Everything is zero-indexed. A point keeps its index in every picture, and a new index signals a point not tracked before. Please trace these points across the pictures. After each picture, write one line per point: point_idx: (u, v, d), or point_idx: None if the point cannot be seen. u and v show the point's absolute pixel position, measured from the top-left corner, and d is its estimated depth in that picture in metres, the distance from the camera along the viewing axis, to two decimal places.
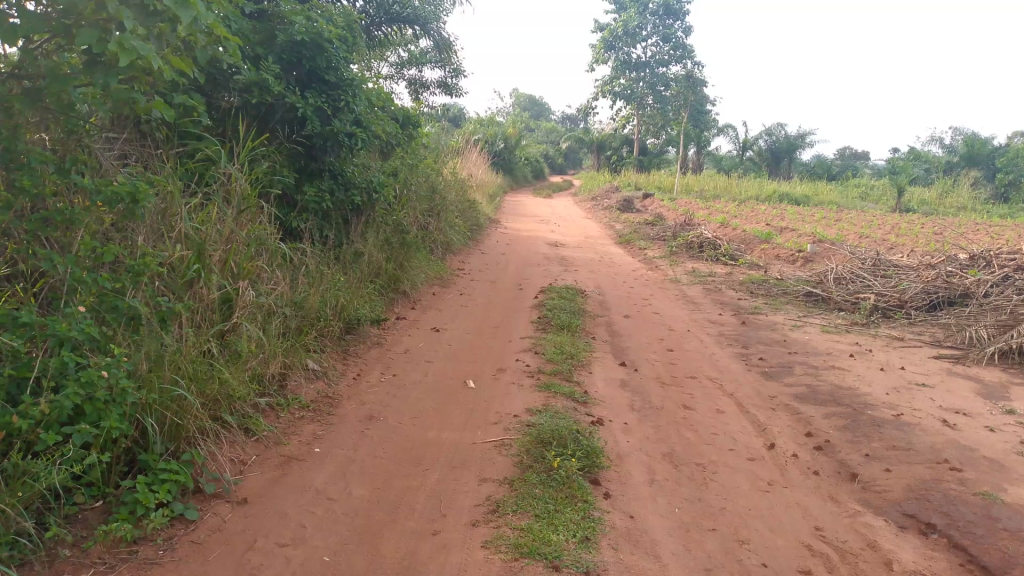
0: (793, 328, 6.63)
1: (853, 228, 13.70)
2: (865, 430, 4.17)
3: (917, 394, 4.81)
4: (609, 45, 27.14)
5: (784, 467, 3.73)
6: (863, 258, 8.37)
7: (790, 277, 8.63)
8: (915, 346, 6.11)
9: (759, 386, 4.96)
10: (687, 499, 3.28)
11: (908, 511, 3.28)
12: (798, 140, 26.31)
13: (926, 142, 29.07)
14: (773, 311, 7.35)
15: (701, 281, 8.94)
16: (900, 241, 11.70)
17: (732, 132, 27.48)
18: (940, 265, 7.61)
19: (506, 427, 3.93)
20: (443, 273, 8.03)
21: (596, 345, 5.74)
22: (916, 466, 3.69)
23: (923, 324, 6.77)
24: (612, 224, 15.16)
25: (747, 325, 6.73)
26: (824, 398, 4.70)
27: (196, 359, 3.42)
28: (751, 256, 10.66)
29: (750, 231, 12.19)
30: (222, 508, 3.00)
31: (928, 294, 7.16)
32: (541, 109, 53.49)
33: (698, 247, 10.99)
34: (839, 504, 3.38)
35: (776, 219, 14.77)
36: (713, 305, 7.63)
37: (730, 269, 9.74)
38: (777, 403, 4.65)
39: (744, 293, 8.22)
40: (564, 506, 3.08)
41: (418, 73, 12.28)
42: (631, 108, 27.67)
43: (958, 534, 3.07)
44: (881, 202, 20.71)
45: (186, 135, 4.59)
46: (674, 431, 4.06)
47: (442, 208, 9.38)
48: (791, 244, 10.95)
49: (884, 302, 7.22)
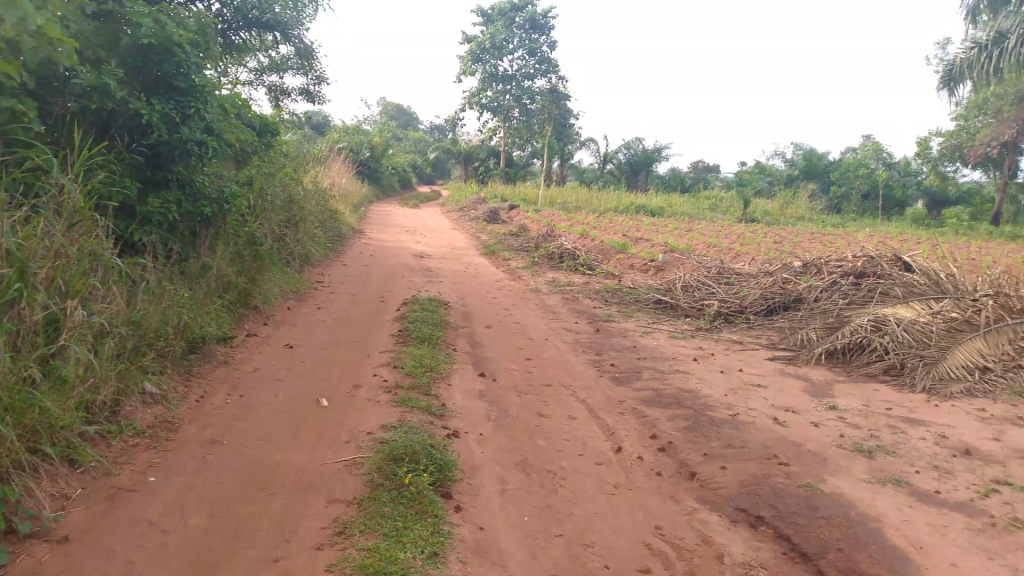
0: (643, 334, 6.93)
1: (701, 238, 14.52)
2: (704, 430, 4.40)
3: (752, 394, 5.13)
4: (475, 57, 27.42)
5: (629, 469, 3.87)
6: (708, 267, 8.85)
7: (643, 286, 9.00)
8: (752, 348, 6.54)
9: (610, 391, 5.14)
10: (536, 507, 3.34)
11: (741, 505, 3.49)
12: (654, 154, 27.62)
13: (771, 156, 31.21)
14: (626, 318, 7.64)
15: (560, 290, 9.17)
16: (744, 251, 12.45)
17: (593, 146, 28.49)
18: (776, 272, 8.17)
19: (357, 445, 3.86)
20: (300, 286, 7.80)
21: (456, 357, 5.75)
22: (748, 462, 3.94)
23: (760, 328, 7.26)
24: (477, 234, 15.31)
25: (601, 332, 6.97)
26: (669, 401, 4.93)
27: (14, 387, 3.14)
28: (608, 266, 11.06)
29: (608, 242, 12.64)
30: (40, 548, 2.77)
31: (765, 299, 7.66)
32: (408, 119, 53.45)
33: (558, 257, 11.27)
34: (679, 503, 3.53)
35: (633, 230, 15.41)
36: (570, 313, 7.85)
37: (588, 279, 10.06)
38: (625, 407, 4.82)
39: (599, 302, 8.49)
40: (412, 523, 3.06)
41: (279, 79, 11.92)
42: (497, 119, 28.06)
43: (783, 524, 3.29)
44: (728, 214, 22.05)
45: (12, 142, 4.25)
46: (527, 440, 4.13)
47: (301, 218, 9.11)
48: (645, 254, 11.46)
49: (725, 308, 7.67)
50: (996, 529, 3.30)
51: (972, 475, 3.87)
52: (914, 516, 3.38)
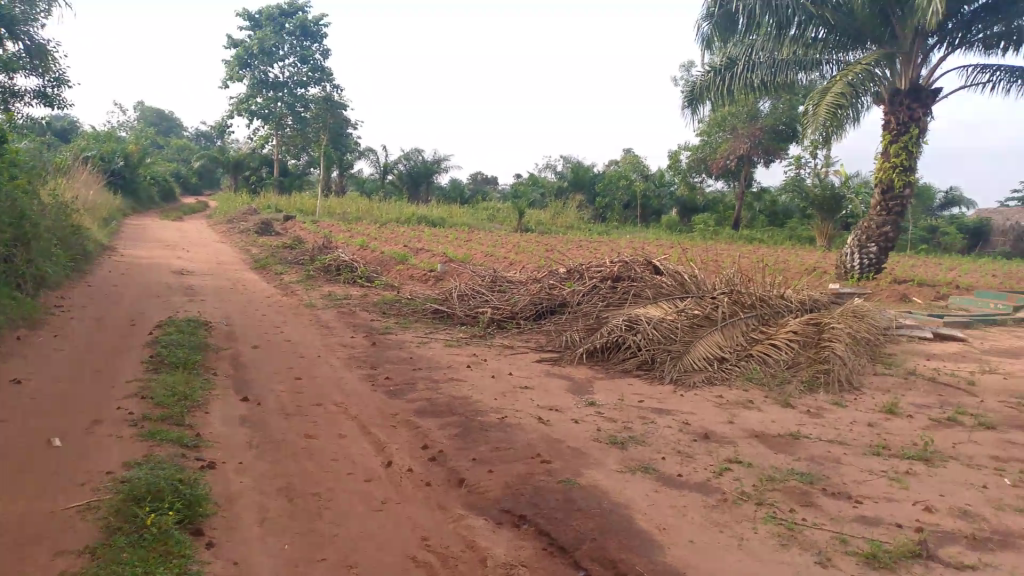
0: (418, 345, 6.97)
1: (479, 247, 14.92)
2: (473, 436, 4.50)
3: (520, 397, 5.32)
4: (244, 62, 26.13)
5: (398, 483, 3.85)
6: (482, 275, 9.08)
7: (419, 296, 9.05)
8: (522, 352, 6.80)
9: (382, 405, 5.10)
10: (298, 533, 3.22)
11: (505, 507, 3.60)
12: (433, 164, 27.89)
13: (544, 168, 32.66)
14: (402, 330, 7.64)
15: (336, 304, 8.97)
16: (518, 258, 12.98)
17: (372, 156, 28.34)
18: (544, 278, 8.54)
19: (95, 488, 3.49)
20: (35, 312, 6.95)
21: (218, 381, 5.41)
22: (513, 464, 4.08)
23: (530, 333, 7.58)
24: (249, 248, 14.59)
25: (376, 345, 6.90)
26: (440, 410, 4.98)
27: None
28: (386, 277, 11.01)
29: (386, 253, 12.59)
30: None
31: (534, 305, 8.00)
32: (171, 126, 49.78)
33: (335, 270, 11.04)
34: (446, 510, 3.57)
35: (412, 240, 15.49)
36: (345, 327, 7.69)
37: (365, 291, 9.95)
38: (397, 420, 4.80)
39: (375, 314, 8.41)
40: (156, 566, 2.82)
41: (6, 80, 10.57)
42: (270, 128, 26.95)
43: (543, 520, 3.44)
44: (504, 223, 22.86)
45: None
46: (292, 463, 3.98)
47: (36, 236, 8.13)
48: (423, 264, 11.56)
49: (498, 314, 7.92)
50: (727, 503, 3.70)
51: (708, 457, 4.30)
52: (659, 500, 3.69)
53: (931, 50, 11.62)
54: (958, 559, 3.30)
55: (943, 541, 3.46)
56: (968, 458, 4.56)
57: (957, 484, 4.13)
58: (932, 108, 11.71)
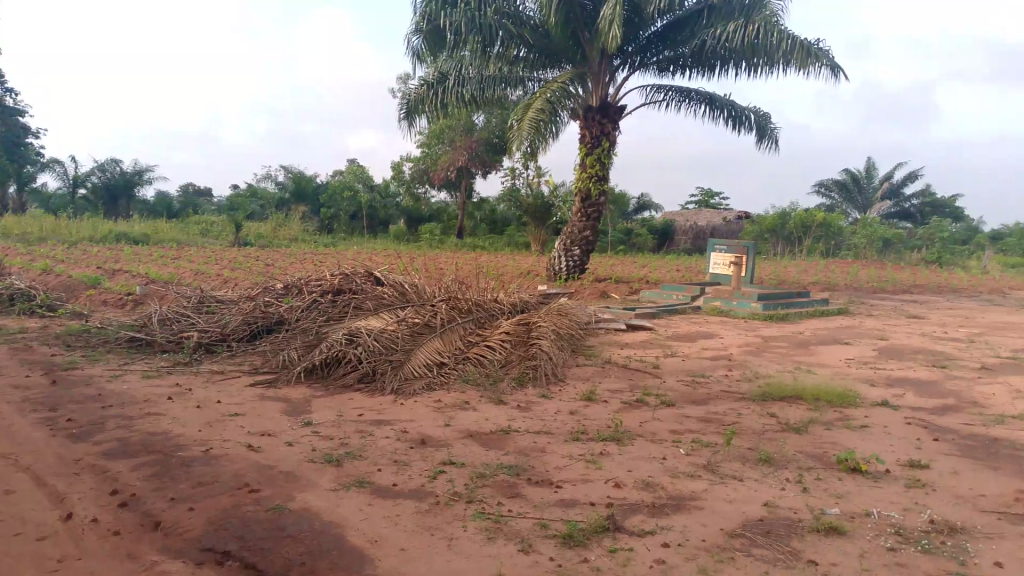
0: (111, 379, 6.28)
1: (188, 265, 13.88)
2: (173, 473, 4.16)
3: (229, 424, 5.02)
4: None
5: (80, 537, 3.44)
6: (187, 295, 8.26)
7: (113, 324, 8.17)
8: (233, 377, 6.29)
9: (63, 451, 4.53)
10: None
11: (207, 544, 3.37)
12: (134, 176, 25.45)
13: (263, 179, 31.35)
14: (91, 364, 6.82)
15: (8, 340, 7.81)
16: (232, 276, 12.31)
17: (59, 168, 25.14)
18: (258, 295, 7.86)
19: None
20: None
21: None
22: (218, 497, 3.84)
23: (244, 355, 7.04)
24: None
25: (58, 384, 6.11)
26: (135, 450, 4.54)
27: None
28: (73, 304, 9.84)
29: (75, 277, 11.25)
30: None
31: (247, 324, 7.45)
32: None
33: (7, 300, 9.63)
34: (137, 558, 3.25)
35: (108, 261, 14.00)
36: (19, 366, 6.72)
37: (47, 322, 8.80)
38: (81, 466, 4.29)
39: (59, 348, 7.46)
40: None
41: None
42: None
43: (249, 553, 3.27)
44: (220, 238, 21.51)
45: None
46: None
47: None
48: (120, 287, 10.55)
49: (206, 338, 7.30)
50: (439, 506, 3.80)
51: (423, 462, 4.40)
52: (372, 513, 3.69)
53: (616, 70, 12.98)
54: (641, 526, 3.70)
55: (629, 513, 3.86)
56: (652, 433, 5.14)
57: (641, 459, 4.64)
58: (618, 123, 13.07)
